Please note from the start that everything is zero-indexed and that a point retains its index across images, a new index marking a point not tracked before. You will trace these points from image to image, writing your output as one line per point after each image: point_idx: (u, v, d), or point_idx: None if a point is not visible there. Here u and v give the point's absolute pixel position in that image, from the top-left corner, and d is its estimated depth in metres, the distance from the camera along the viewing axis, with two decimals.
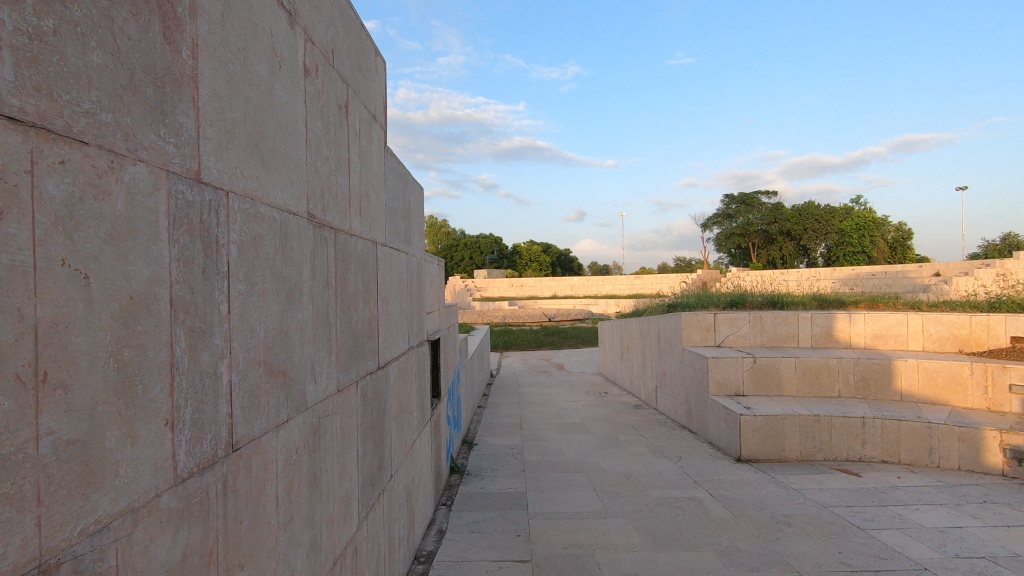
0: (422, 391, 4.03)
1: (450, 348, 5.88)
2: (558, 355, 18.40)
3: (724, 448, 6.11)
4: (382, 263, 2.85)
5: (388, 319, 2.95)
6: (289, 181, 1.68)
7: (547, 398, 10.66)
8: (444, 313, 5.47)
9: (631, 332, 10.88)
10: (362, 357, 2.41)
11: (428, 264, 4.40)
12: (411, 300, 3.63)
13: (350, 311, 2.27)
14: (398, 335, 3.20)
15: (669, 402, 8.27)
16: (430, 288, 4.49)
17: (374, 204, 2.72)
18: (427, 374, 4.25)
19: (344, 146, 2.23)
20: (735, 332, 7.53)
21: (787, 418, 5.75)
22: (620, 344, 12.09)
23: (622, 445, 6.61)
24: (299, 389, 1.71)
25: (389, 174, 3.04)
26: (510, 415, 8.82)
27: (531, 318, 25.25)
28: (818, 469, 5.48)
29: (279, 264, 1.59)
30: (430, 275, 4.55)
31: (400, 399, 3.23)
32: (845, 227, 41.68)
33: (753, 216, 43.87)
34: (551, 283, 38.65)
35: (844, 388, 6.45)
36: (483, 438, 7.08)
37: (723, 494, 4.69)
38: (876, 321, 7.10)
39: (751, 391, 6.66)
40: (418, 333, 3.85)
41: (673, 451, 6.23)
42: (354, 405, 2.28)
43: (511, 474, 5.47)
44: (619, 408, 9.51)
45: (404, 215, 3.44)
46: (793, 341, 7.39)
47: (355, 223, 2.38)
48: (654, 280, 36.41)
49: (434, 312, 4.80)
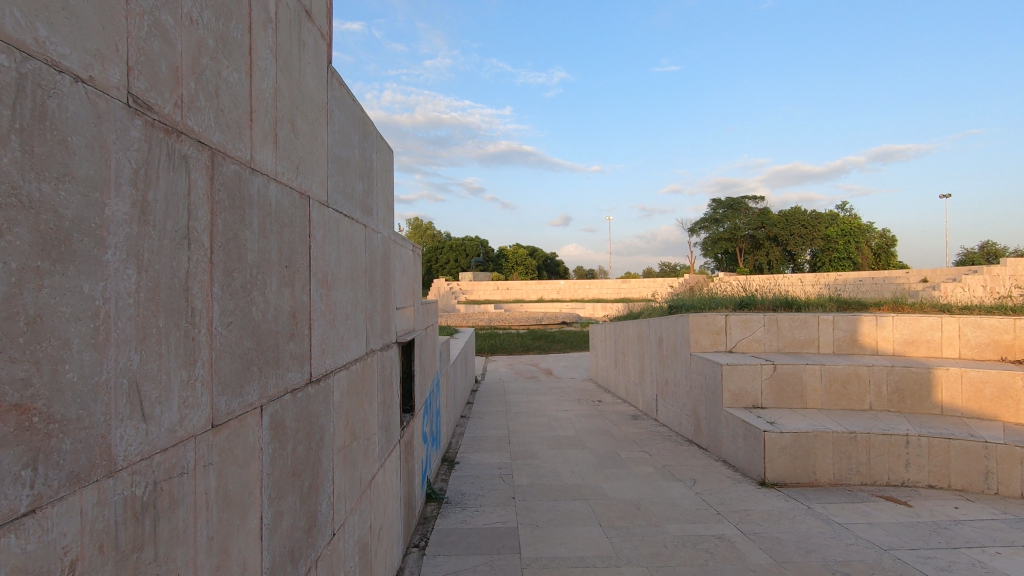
0: (388, 409, 3.15)
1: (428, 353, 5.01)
2: (546, 360, 17.55)
3: (744, 469, 5.32)
4: (322, 230, 1.99)
5: (331, 310, 2.08)
6: (62, 9, 0.82)
7: (537, 407, 9.82)
8: (421, 311, 4.60)
9: (628, 336, 10.07)
10: (275, 368, 1.54)
11: (399, 249, 3.53)
12: (372, 289, 2.76)
13: (250, 291, 1.41)
14: (350, 334, 2.33)
15: (673, 413, 7.48)
16: (402, 278, 3.62)
17: (308, 141, 1.86)
18: (396, 386, 3.38)
19: (241, 24, 1.38)
20: (749, 336, 6.78)
21: (819, 436, 4.97)
22: (615, 348, 11.27)
23: (625, 464, 5.79)
24: (88, 436, 0.85)
25: (337, 110, 2.19)
26: (497, 427, 7.96)
27: (518, 321, 24.44)
28: (857, 495, 4.70)
29: (14, 165, 0.74)
30: (403, 263, 3.68)
31: (352, 423, 2.36)
32: (832, 232, 41.52)
33: (741, 221, 43.60)
34: (538, 285, 37.81)
35: (877, 400, 5.71)
36: (466, 456, 6.21)
37: (756, 531, 3.90)
38: (906, 325, 6.41)
39: (771, 403, 5.89)
40: (383, 333, 2.98)
41: (685, 472, 5.42)
42: (254, 444, 1.41)
43: (499, 502, 4.61)
44: (616, 418, 8.70)
45: (361, 174, 2.57)
46: (813, 347, 6.65)
47: (266, 153, 1.52)
48: (642, 284, 35.88)
49: (408, 310, 3.92)
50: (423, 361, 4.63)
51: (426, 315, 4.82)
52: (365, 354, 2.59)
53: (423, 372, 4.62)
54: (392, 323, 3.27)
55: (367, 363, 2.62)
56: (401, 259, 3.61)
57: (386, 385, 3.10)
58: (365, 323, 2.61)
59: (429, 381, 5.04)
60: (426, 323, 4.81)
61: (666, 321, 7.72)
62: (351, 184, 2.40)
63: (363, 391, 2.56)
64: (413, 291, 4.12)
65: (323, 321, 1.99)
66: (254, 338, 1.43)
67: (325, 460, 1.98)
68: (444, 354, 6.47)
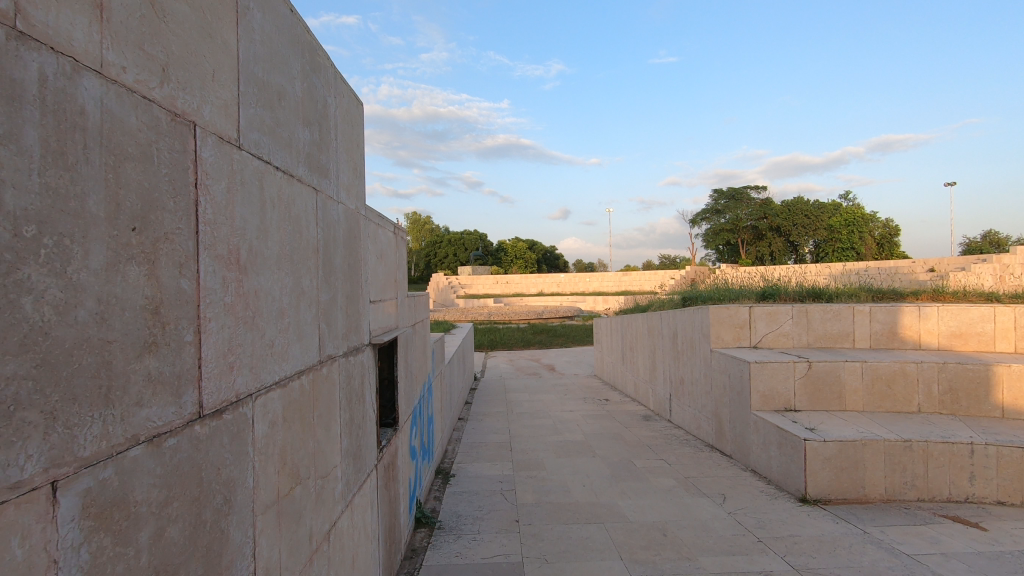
0: (358, 431, 2.47)
1: (416, 353, 4.34)
2: (547, 355, 16.89)
3: (779, 482, 4.67)
4: (228, 181, 1.31)
5: (247, 302, 1.40)
6: None
7: (539, 407, 9.16)
8: (407, 305, 3.93)
9: (637, 330, 9.41)
10: (96, 405, 0.87)
11: (372, 226, 2.85)
12: (328, 274, 2.07)
13: (7, 264, 0.73)
14: (288, 337, 1.66)
15: (690, 414, 6.82)
16: (377, 265, 2.94)
17: (193, 37, 1.18)
18: (370, 400, 2.70)
19: None
20: (775, 331, 6.12)
21: (868, 444, 4.32)
22: (621, 343, 10.61)
23: (641, 475, 5.14)
24: None
25: (259, 12, 1.50)
26: (497, 431, 7.31)
27: (518, 315, 23.76)
28: (916, 514, 4.05)
29: None
30: (379, 245, 2.98)
31: (293, 460, 1.69)
32: (836, 222, 40.82)
33: (743, 212, 42.90)
34: (537, 279, 37.11)
35: (926, 401, 5.06)
36: (462, 466, 5.55)
37: (808, 565, 3.25)
38: (953, 317, 5.77)
39: (806, 405, 5.24)
40: (348, 333, 2.31)
41: (712, 486, 4.77)
42: (22, 561, 0.73)
43: (501, 528, 3.95)
44: (625, 420, 8.05)
45: (308, 118, 1.88)
46: (847, 341, 6.00)
47: (60, 13, 0.83)
48: (644, 277, 35.21)
49: (388, 301, 3.24)
50: (409, 363, 3.96)
51: (413, 310, 4.17)
52: (315, 363, 1.91)
53: (410, 377, 3.95)
54: (362, 319, 2.58)
55: (318, 376, 1.94)
56: (376, 240, 2.92)
57: (354, 400, 2.42)
58: (316, 323, 1.93)
59: (418, 386, 4.36)
60: (413, 319, 4.15)
61: (682, 314, 7.05)
62: (289, 127, 1.72)
63: (313, 412, 1.87)
64: (394, 280, 3.44)
65: (231, 320, 1.31)
66: (29, 355, 0.75)
67: (235, 533, 1.30)
68: (437, 352, 5.81)
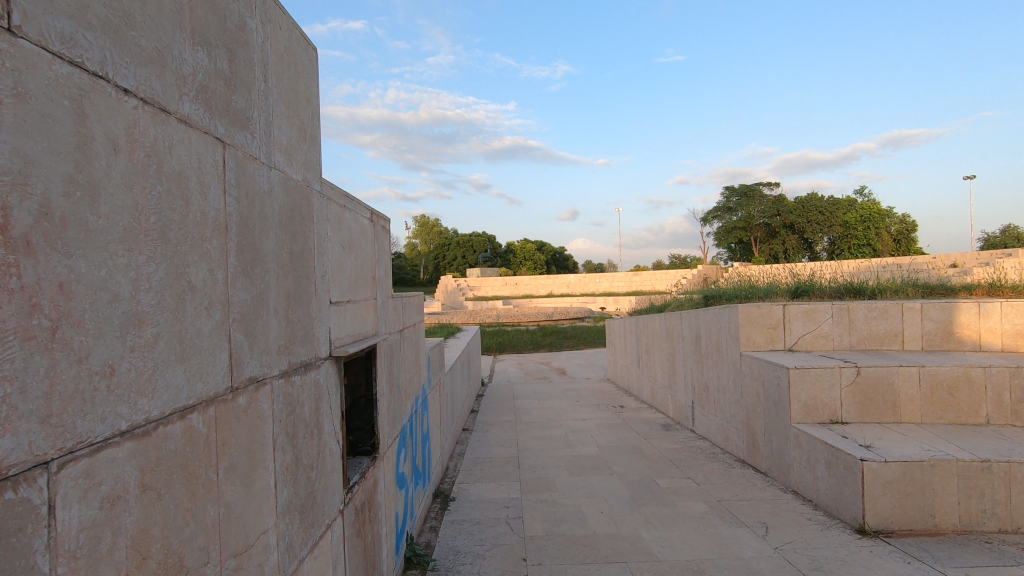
0: (310, 473, 1.87)
1: (407, 362, 3.76)
2: (557, 358, 16.24)
3: (829, 508, 4.03)
4: None
5: (37, 303, 0.81)
6: None
7: (550, 415, 8.56)
8: (393, 306, 3.34)
9: (654, 331, 8.76)
10: None
11: (336, 208, 2.26)
12: (247, 264, 1.47)
13: None
14: (155, 357, 1.07)
15: (717, 424, 6.19)
16: (344, 258, 2.35)
17: None
18: (331, 430, 2.10)
19: None
20: (813, 332, 5.48)
21: (938, 466, 3.66)
22: (637, 346, 9.97)
23: (668, 498, 4.52)
24: None
25: None
26: (504, 444, 6.71)
27: (527, 317, 23.16)
28: (1001, 550, 3.40)
29: None
30: (346, 232, 2.39)
31: (169, 545, 1.10)
32: (852, 218, 39.73)
33: (756, 209, 42.01)
34: (546, 280, 36.46)
35: (997, 411, 4.39)
36: (465, 487, 4.96)
37: None
38: (1019, 313, 5.09)
39: (854, 417, 4.59)
40: (290, 346, 1.72)
41: (750, 512, 4.14)
42: None
43: (506, 569, 3.35)
44: (644, 430, 7.42)
45: (208, 36, 1.30)
46: (895, 342, 5.34)
47: None
48: (654, 277, 34.53)
49: (363, 303, 2.65)
50: (396, 376, 3.37)
51: (401, 313, 3.58)
52: (219, 393, 1.31)
53: (397, 391, 3.37)
54: (317, 325, 1.99)
55: (229, 410, 1.35)
56: (342, 226, 2.33)
57: (302, 433, 1.82)
58: (224, 334, 1.34)
59: (409, 401, 3.77)
60: (400, 324, 3.56)
61: (706, 314, 6.43)
62: (163, 38, 1.14)
63: (216, 464, 1.28)
64: (372, 277, 2.85)
65: None
66: None
67: None
68: (436, 359, 5.22)
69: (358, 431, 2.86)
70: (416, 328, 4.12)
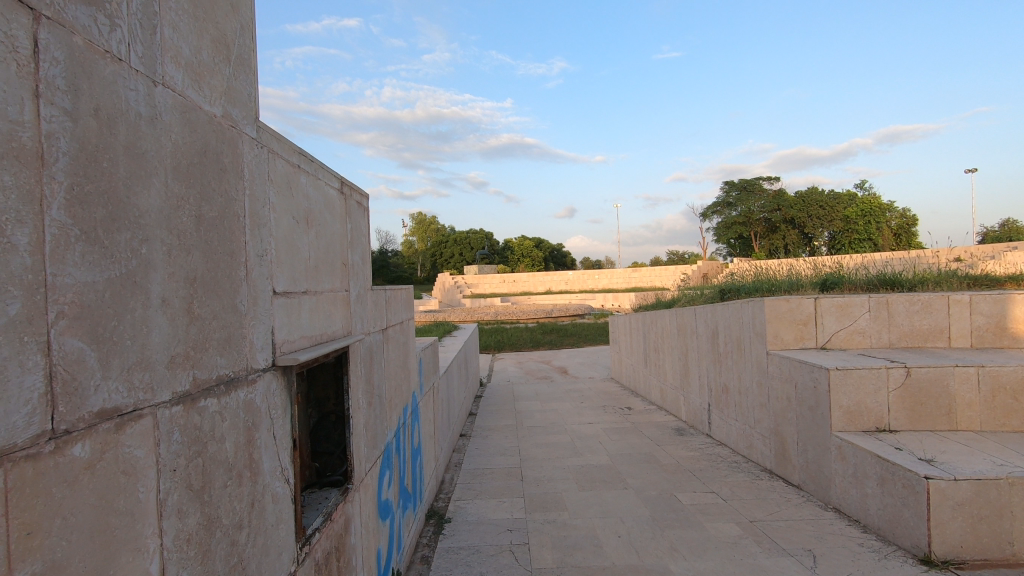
0: (237, 536, 1.30)
1: (393, 367, 3.19)
2: (558, 357, 15.69)
3: (884, 533, 3.48)
4: None
5: None
6: None
7: (553, 419, 8.00)
8: (373, 301, 2.77)
9: (664, 328, 8.21)
10: None
11: (284, 167, 1.68)
12: (96, 226, 0.91)
13: None
14: None
15: (739, 430, 5.64)
16: (297, 234, 1.77)
17: None
18: (275, 467, 1.54)
19: None
20: (848, 328, 4.93)
21: (1018, 484, 3.12)
22: (645, 344, 9.42)
23: (693, 518, 3.97)
24: None
25: None
26: (505, 453, 6.15)
27: (527, 314, 22.62)
28: None
29: None
30: (301, 202, 1.81)
31: None
32: (853, 212, 39.28)
33: (756, 204, 41.53)
34: (544, 277, 35.91)
35: None
36: (462, 506, 4.40)
37: None
38: None
39: (904, 424, 4.04)
40: (194, 354, 1.16)
41: (791, 536, 3.60)
42: None
43: None
44: (656, 435, 6.87)
45: None
46: (941, 339, 4.80)
47: None
48: (654, 273, 34.04)
49: (329, 295, 2.07)
50: (377, 385, 2.80)
51: (384, 309, 3.02)
52: (15, 444, 0.75)
53: (379, 403, 2.80)
54: (250, 324, 1.42)
55: (44, 472, 0.78)
56: (294, 193, 1.76)
57: (222, 481, 1.25)
58: (31, 340, 0.77)
59: (396, 413, 3.21)
60: (384, 322, 2.99)
61: (725, 309, 5.88)
62: None
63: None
64: (343, 264, 2.27)
65: None
66: None
67: None
68: (429, 361, 4.66)
69: (327, 456, 2.29)
70: (404, 327, 3.56)
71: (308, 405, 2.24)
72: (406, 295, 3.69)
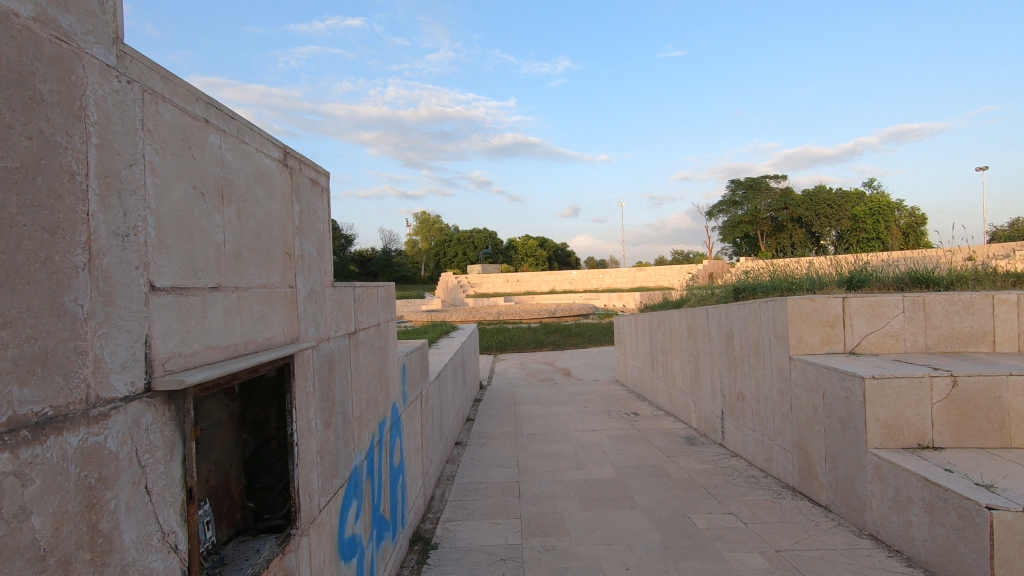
0: None
1: (365, 376, 2.75)
2: (561, 358, 15.24)
3: (933, 568, 3.02)
4: None
5: None
6: None
7: (555, 425, 7.55)
8: (336, 299, 2.32)
9: (673, 330, 7.74)
10: None
11: (176, 117, 1.23)
12: None
13: None
14: None
15: (756, 441, 5.18)
16: (200, 209, 1.32)
17: None
18: (150, 534, 1.09)
19: None
20: (880, 330, 4.46)
21: None
22: (652, 345, 8.95)
23: (711, 546, 3.51)
24: None
25: None
26: (502, 464, 5.71)
27: (529, 314, 22.17)
28: None
29: None
30: (209, 167, 1.36)
31: None
32: (861, 211, 38.67)
33: (763, 202, 40.96)
34: (547, 276, 35.47)
35: None
36: (452, 528, 3.96)
37: None
38: None
39: (949, 440, 3.58)
40: None
41: (824, 570, 3.14)
42: None
43: None
44: (665, 443, 6.42)
45: None
46: (984, 343, 4.33)
47: None
48: (659, 272, 33.55)
49: (261, 292, 1.62)
50: (341, 400, 2.35)
51: (352, 309, 2.57)
52: None
53: (344, 421, 2.36)
54: (95, 335, 0.96)
55: None
56: (195, 154, 1.31)
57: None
58: None
59: (369, 429, 2.77)
60: (352, 324, 2.54)
61: (741, 309, 5.42)
62: None
63: None
64: (286, 253, 1.82)
65: None
66: None
67: None
68: (416, 366, 4.22)
69: (267, 492, 1.85)
70: (382, 330, 3.11)
71: (242, 429, 1.79)
72: (385, 291, 3.25)
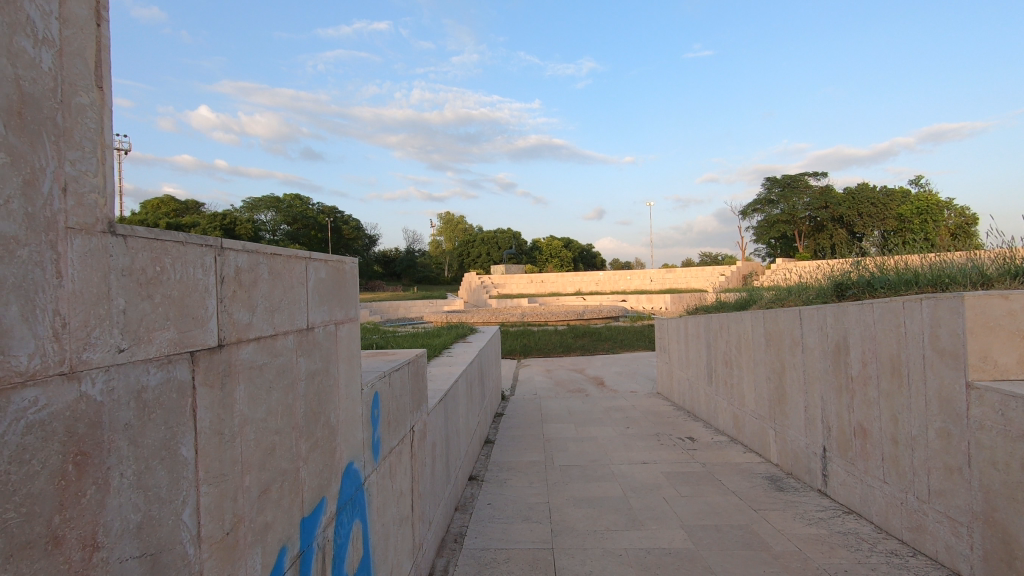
0: None
1: (260, 436, 1.34)
2: (592, 365, 13.77)
3: None
4: None
5: None
6: None
7: (594, 454, 6.11)
8: (126, 269, 0.92)
9: (743, 337, 6.22)
10: None
11: None
12: None
13: None
14: None
15: (895, 501, 3.64)
16: None
17: None
18: None
19: None
20: None
21: None
22: (710, 355, 7.43)
23: None
24: None
25: None
26: (529, 515, 4.29)
27: (556, 316, 20.72)
28: None
29: None
30: None
31: None
32: (907, 209, 36.31)
33: (802, 200, 38.79)
34: (574, 277, 33.98)
35: None
36: None
37: None
38: None
39: None
40: None
41: None
42: None
43: None
44: (742, 486, 4.92)
45: None
46: None
47: None
48: (691, 274, 31.79)
49: None
50: (149, 523, 0.95)
51: (215, 297, 1.17)
52: None
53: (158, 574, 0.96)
54: None
55: None
56: None
57: None
58: None
59: (271, 546, 1.37)
60: (208, 331, 1.14)
61: (866, 312, 3.90)
62: None
63: None
64: None
65: None
66: None
67: None
68: (405, 391, 2.82)
69: None
70: (316, 339, 1.70)
71: None
72: (330, 270, 1.85)
